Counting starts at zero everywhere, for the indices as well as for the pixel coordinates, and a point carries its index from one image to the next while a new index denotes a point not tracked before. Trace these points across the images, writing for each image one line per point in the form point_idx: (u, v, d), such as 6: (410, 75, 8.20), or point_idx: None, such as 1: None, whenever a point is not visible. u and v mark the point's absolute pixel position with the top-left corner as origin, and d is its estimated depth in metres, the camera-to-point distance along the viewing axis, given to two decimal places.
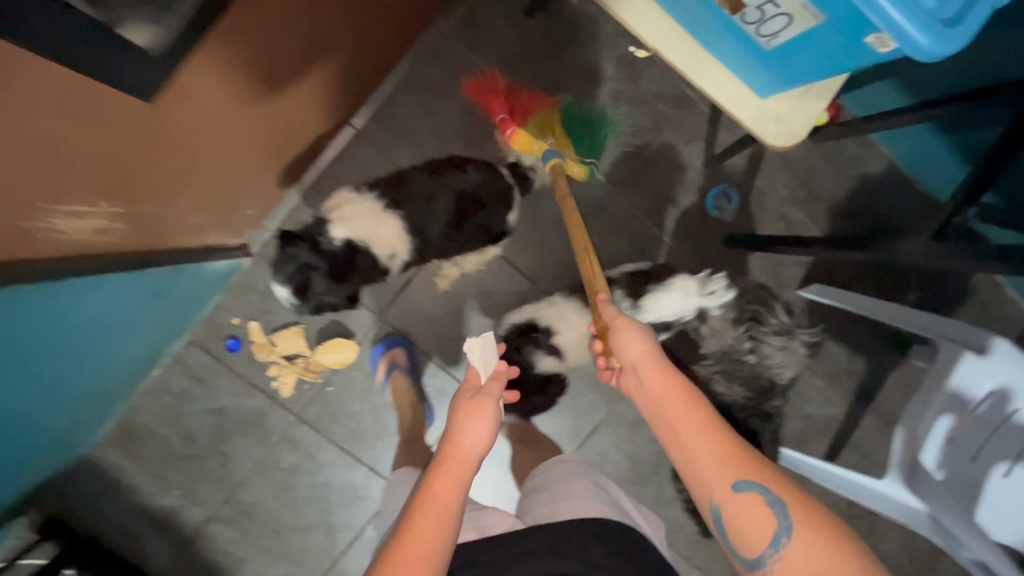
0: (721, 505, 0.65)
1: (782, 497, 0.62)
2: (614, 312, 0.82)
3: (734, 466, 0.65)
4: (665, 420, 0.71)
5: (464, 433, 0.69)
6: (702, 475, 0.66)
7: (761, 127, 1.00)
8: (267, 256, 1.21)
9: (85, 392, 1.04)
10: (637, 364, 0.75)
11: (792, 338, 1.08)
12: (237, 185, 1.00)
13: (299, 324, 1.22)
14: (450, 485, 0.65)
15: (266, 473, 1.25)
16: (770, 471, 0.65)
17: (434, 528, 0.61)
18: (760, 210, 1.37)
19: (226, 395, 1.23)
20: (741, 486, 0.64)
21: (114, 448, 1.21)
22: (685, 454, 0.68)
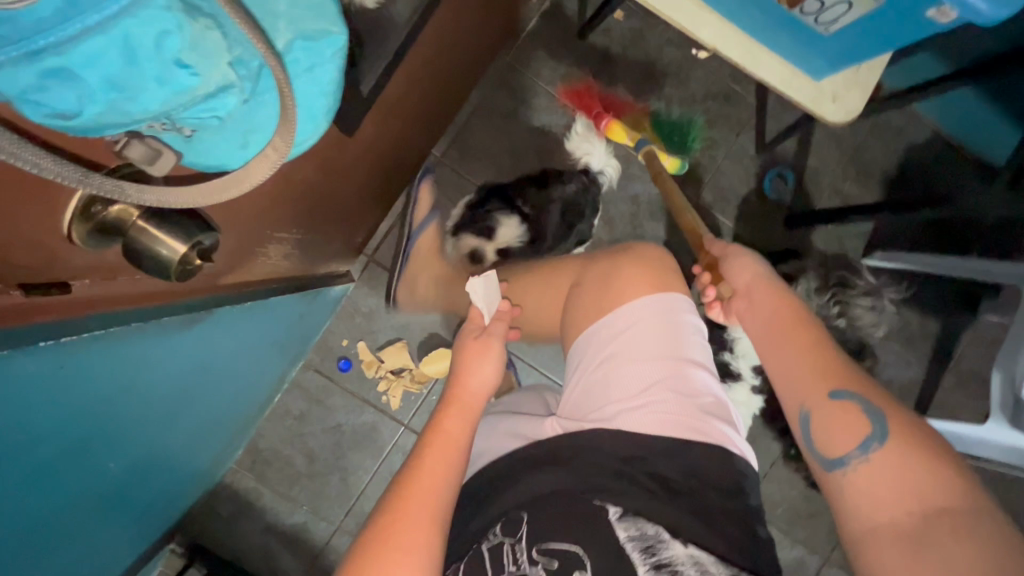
0: (814, 410, 0.73)
1: (875, 408, 0.70)
2: (727, 245, 0.92)
3: (837, 379, 0.74)
4: (768, 335, 0.81)
5: (471, 374, 0.77)
6: (801, 380, 0.75)
7: (820, 107, 1.08)
8: (368, 281, 1.32)
9: (227, 418, 1.13)
10: (752, 289, 0.86)
11: (878, 299, 1.15)
12: (364, 213, 1.09)
13: (401, 340, 1.32)
14: (459, 422, 0.71)
15: (383, 484, 1.33)
16: (870, 390, 0.73)
17: (440, 460, 0.67)
18: (816, 188, 1.44)
19: (342, 413, 1.32)
20: (838, 395, 0.73)
21: (245, 472, 1.31)
22: (789, 363, 0.77)
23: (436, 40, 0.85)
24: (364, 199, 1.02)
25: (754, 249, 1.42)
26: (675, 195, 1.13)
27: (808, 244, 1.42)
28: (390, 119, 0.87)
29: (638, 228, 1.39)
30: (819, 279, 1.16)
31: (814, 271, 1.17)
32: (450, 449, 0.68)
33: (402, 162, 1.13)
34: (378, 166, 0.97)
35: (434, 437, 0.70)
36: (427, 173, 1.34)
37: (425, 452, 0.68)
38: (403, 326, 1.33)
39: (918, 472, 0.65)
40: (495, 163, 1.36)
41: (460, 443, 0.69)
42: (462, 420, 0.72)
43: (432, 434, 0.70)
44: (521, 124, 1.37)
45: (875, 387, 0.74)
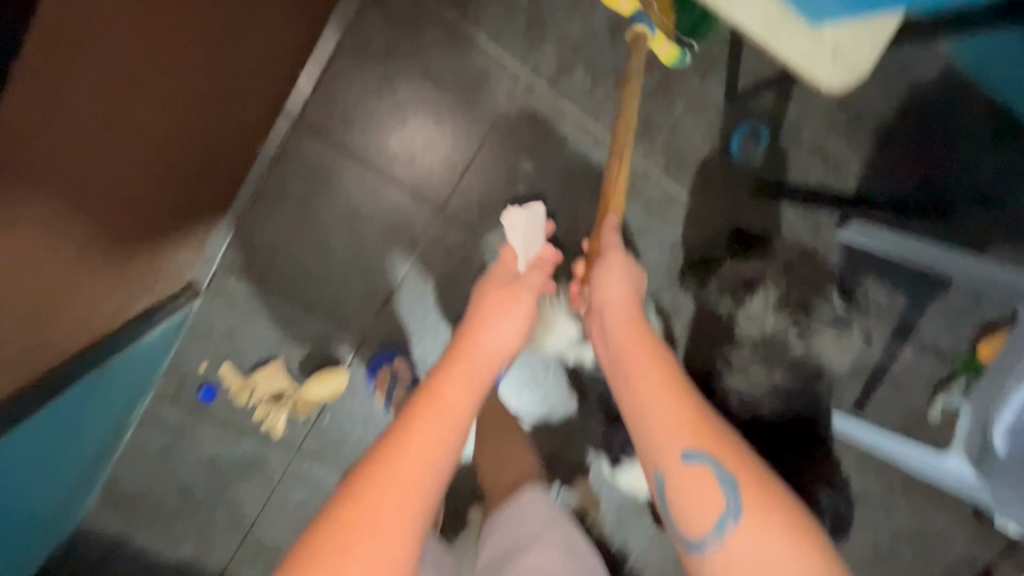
0: (666, 475, 0.51)
1: (735, 476, 0.49)
2: (609, 240, 0.72)
3: (690, 427, 0.51)
4: (620, 373, 0.58)
5: (485, 327, 0.59)
6: (648, 436, 0.52)
7: (814, 66, 0.77)
8: (222, 291, 1.03)
9: (52, 493, 0.90)
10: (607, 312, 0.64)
11: (847, 329, 0.95)
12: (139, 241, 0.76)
13: (277, 358, 1.07)
14: (462, 388, 0.52)
15: (276, 512, 1.16)
16: (732, 444, 0.50)
17: (433, 440, 0.48)
18: (794, 145, 1.15)
19: (214, 444, 1.11)
20: (691, 455, 0.50)
21: (109, 512, 1.11)
22: (642, 409, 0.53)
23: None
24: (144, 204, 0.72)
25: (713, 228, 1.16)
26: (624, 131, 0.84)
27: (777, 220, 1.17)
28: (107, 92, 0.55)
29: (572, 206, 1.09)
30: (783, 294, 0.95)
31: (781, 286, 0.96)
32: (449, 425, 0.49)
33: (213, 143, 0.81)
34: (144, 159, 0.66)
35: (427, 403, 0.50)
36: (279, 149, 0.99)
37: (417, 421, 0.48)
38: (276, 342, 1.07)
39: (792, 574, 0.44)
40: (378, 126, 1.01)
41: (462, 420, 0.50)
42: (468, 384, 0.52)
43: (430, 396, 0.50)
44: (411, 69, 1.00)
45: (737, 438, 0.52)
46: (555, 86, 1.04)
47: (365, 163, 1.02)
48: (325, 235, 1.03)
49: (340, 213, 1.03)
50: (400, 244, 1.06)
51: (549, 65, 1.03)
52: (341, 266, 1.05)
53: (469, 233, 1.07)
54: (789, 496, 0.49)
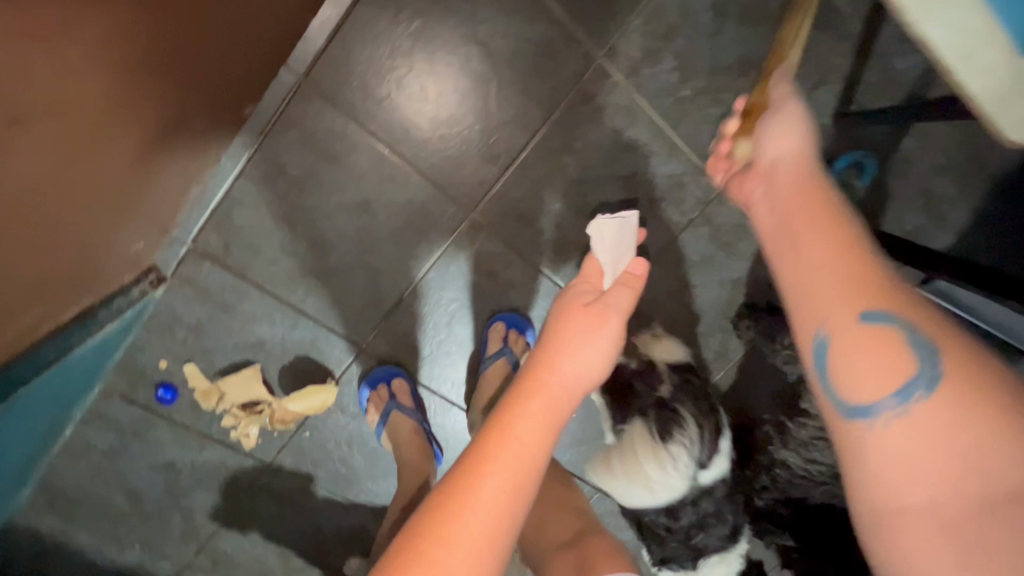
0: (834, 336, 0.42)
1: (934, 341, 0.39)
2: (788, 96, 0.58)
3: (878, 291, 0.42)
4: (782, 223, 0.50)
5: (567, 350, 0.49)
6: (814, 293, 0.44)
7: (1000, 108, 0.51)
8: (192, 279, 0.83)
9: None
10: (775, 170, 0.54)
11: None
12: (88, 239, 0.60)
13: (253, 364, 0.90)
14: (538, 427, 0.44)
15: (241, 524, 1.03)
16: (933, 317, 0.41)
17: (508, 485, 0.41)
18: (899, 184, 0.95)
19: (172, 448, 0.95)
20: (873, 317, 0.41)
21: (45, 509, 0.96)
22: (813, 266, 0.45)
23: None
24: (103, 205, 0.59)
25: None
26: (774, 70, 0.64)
27: None
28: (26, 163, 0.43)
29: None
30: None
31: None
32: (526, 468, 0.42)
33: (158, 178, 0.66)
34: (96, 140, 0.51)
35: (499, 440, 0.43)
36: (280, 107, 0.77)
37: (490, 458, 0.42)
38: (254, 345, 0.89)
39: (987, 439, 0.35)
40: (406, 99, 0.79)
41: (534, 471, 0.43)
42: (545, 424, 0.45)
43: (500, 439, 0.43)
44: (454, 29, 0.77)
45: (937, 312, 0.42)
46: (634, 76, 0.82)
47: (385, 144, 0.81)
48: (325, 228, 0.83)
49: (346, 202, 0.83)
50: (414, 248, 0.87)
51: (630, 48, 0.81)
52: (341, 266, 0.86)
53: (501, 244, 0.88)
54: (1005, 378, 0.38)
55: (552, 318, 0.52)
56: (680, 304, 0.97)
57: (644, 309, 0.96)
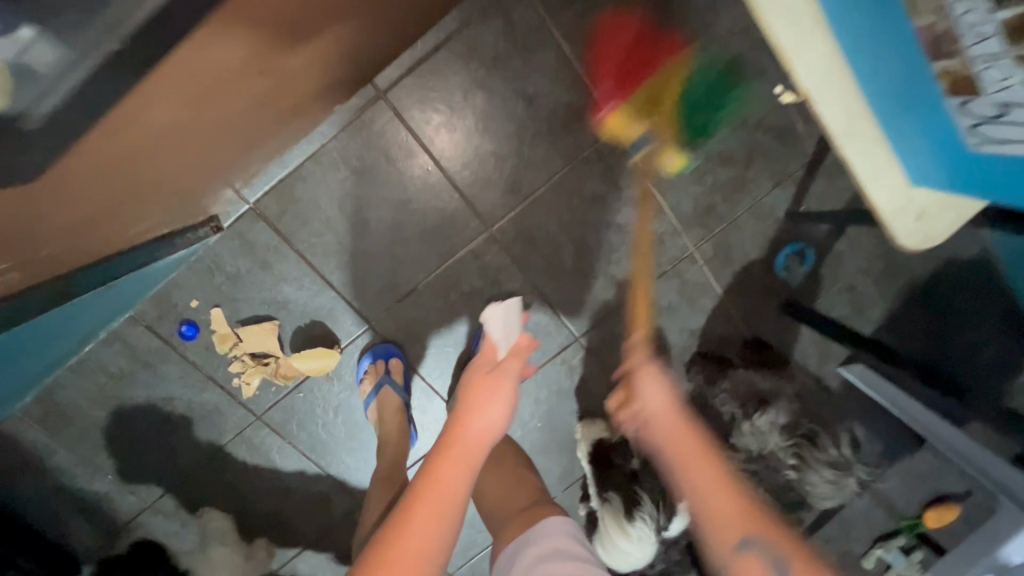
0: (725, 564, 0.56)
1: (785, 559, 0.54)
2: (641, 364, 0.70)
3: (743, 520, 0.57)
4: (676, 461, 0.62)
5: (476, 413, 0.70)
6: (710, 520, 0.58)
7: (896, 221, 0.79)
8: (242, 234, 0.96)
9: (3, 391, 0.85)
10: (654, 408, 0.66)
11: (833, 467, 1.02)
12: (220, 167, 0.84)
13: (273, 320, 1.01)
14: (457, 473, 0.63)
15: (216, 471, 1.10)
16: (786, 536, 0.56)
17: (433, 529, 0.58)
18: (830, 277, 1.17)
19: (175, 385, 1.03)
20: (745, 544, 0.55)
21: (34, 423, 1.01)
22: (706, 508, 0.58)
23: (249, 17, 0.62)
24: (256, 145, 0.86)
25: (733, 329, 1.17)
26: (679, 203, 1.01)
27: (792, 341, 1.19)
28: (188, 126, 0.69)
29: (612, 266, 1.08)
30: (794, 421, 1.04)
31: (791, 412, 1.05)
32: (445, 508, 0.60)
33: (272, 143, 0.90)
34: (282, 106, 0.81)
35: (428, 492, 0.61)
36: (357, 111, 0.95)
37: (419, 503, 0.60)
38: (277, 303, 1.01)
39: None
40: (457, 129, 0.98)
41: (455, 505, 0.61)
42: (462, 462, 0.65)
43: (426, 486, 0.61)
44: (506, 83, 0.97)
45: (789, 532, 0.57)
46: (638, 148, 1.02)
47: (432, 159, 0.99)
48: (366, 215, 0.99)
49: (388, 199, 0.99)
50: (435, 248, 1.03)
51: None
52: (371, 250, 1.01)
53: (508, 259, 1.05)
54: None
55: (464, 393, 0.75)
56: (645, 339, 1.14)
57: (614, 338, 1.13)
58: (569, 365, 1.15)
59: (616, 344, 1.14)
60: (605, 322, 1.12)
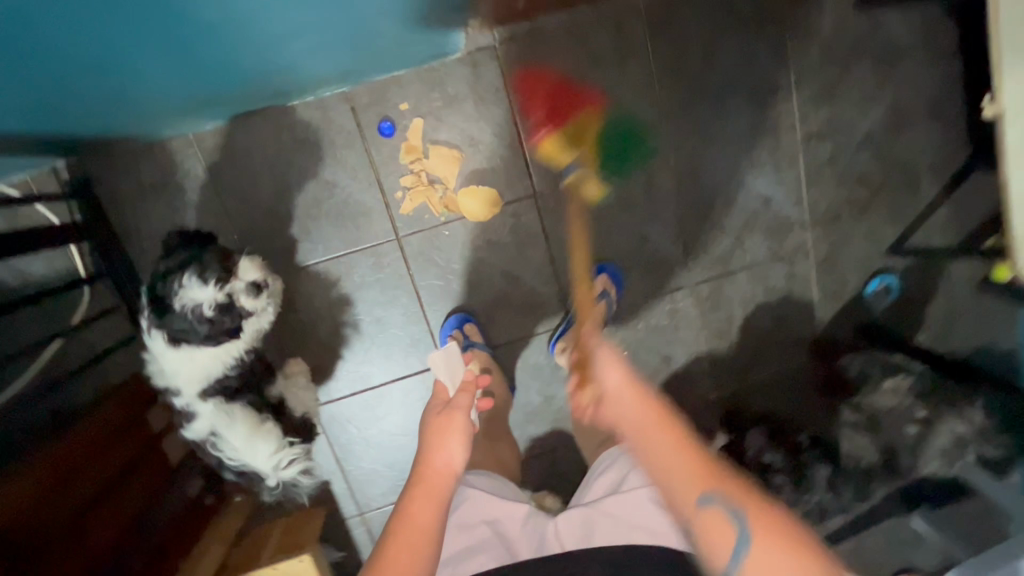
0: (690, 519, 0.62)
1: (745, 507, 0.59)
2: (601, 349, 0.81)
3: (704, 479, 0.62)
4: (643, 448, 0.68)
5: (437, 449, 0.70)
6: (672, 485, 0.64)
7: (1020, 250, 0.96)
8: (476, 67, 1.06)
9: (240, 80, 0.89)
10: (620, 394, 0.74)
11: (960, 450, 1.07)
12: None
13: (460, 153, 1.09)
14: (428, 511, 0.64)
15: (334, 273, 1.11)
16: (741, 488, 0.62)
17: (408, 561, 0.60)
18: (903, 320, 1.33)
19: (345, 172, 1.06)
20: (705, 500, 0.61)
21: (199, 151, 1.03)
22: (657, 470, 0.66)
23: None
24: None
25: (812, 331, 1.31)
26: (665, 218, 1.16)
27: None
28: None
29: (746, 230, 1.22)
30: (918, 383, 1.13)
31: (912, 381, 1.14)
32: (421, 544, 0.61)
33: None
34: None
35: (400, 528, 0.63)
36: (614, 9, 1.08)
37: (394, 543, 0.62)
38: (472, 138, 1.08)
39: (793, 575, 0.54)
40: (680, 60, 1.12)
41: (428, 540, 0.62)
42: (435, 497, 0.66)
43: (398, 526, 0.63)
44: (733, 42, 1.13)
45: (744, 480, 0.63)
46: (805, 142, 1.19)
47: (650, 75, 1.12)
48: (579, 99, 1.10)
49: (599, 94, 1.11)
50: (617, 151, 1.14)
51: (813, 123, 1.19)
52: (567, 129, 1.11)
53: (670, 188, 1.17)
54: (783, 516, 0.59)
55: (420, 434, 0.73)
56: (741, 309, 1.27)
57: (718, 297, 1.26)
58: (674, 307, 1.24)
59: (718, 303, 1.26)
60: (718, 278, 1.24)
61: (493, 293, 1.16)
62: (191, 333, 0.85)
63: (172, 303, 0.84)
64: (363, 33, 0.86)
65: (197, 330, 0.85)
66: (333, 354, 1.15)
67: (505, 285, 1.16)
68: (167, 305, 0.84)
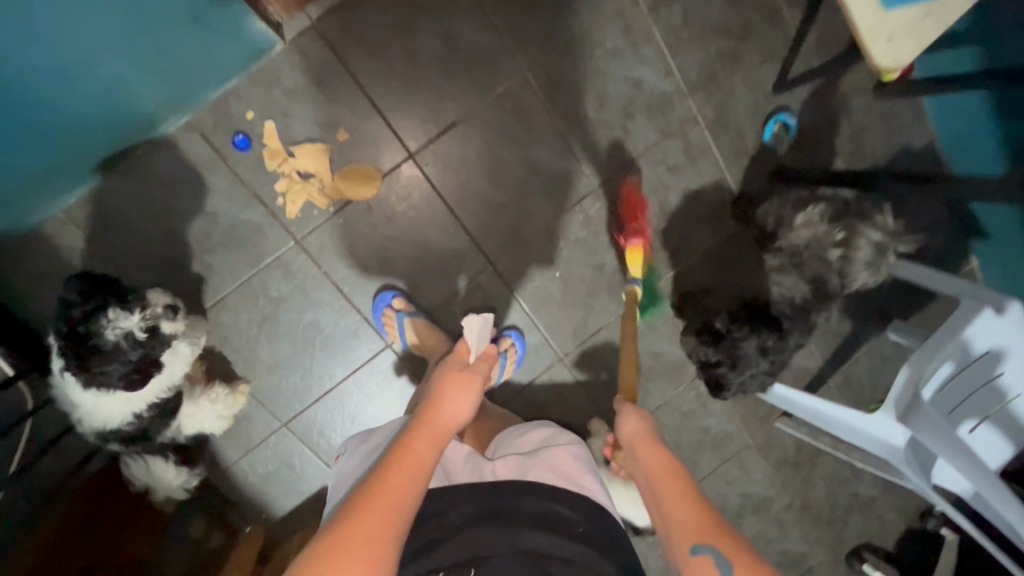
0: (677, 562, 0.70)
1: (732, 561, 0.67)
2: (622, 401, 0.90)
3: (700, 532, 0.70)
4: (655, 495, 0.77)
5: (450, 400, 0.80)
6: (671, 529, 0.72)
7: (871, 41, 0.97)
8: (304, 51, 1.06)
9: (78, 128, 0.91)
10: (635, 435, 0.83)
11: (882, 256, 1.08)
12: None
13: (323, 142, 1.09)
14: (427, 445, 0.74)
15: (249, 295, 1.13)
16: (737, 544, 0.68)
17: (402, 483, 0.69)
18: (811, 151, 1.33)
19: (221, 198, 1.07)
20: (699, 549, 0.69)
21: (77, 227, 1.04)
22: (662, 517, 0.74)
23: None
24: None
25: (728, 193, 1.32)
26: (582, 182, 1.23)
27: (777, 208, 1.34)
28: None
29: (628, 118, 1.22)
30: (826, 209, 1.08)
31: (825, 207, 1.09)
32: (415, 472, 0.71)
33: None
34: None
35: (400, 457, 0.72)
36: None
37: (392, 470, 0.70)
38: (328, 122, 1.08)
39: None
40: None
41: (423, 470, 0.72)
42: (434, 440, 0.75)
43: (398, 452, 0.72)
44: None
45: (738, 536, 0.70)
46: (653, 13, 1.19)
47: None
48: (415, 47, 1.09)
49: (434, 34, 1.10)
50: (472, 85, 1.13)
51: None
52: (415, 81, 1.11)
53: (539, 103, 1.17)
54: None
55: (437, 381, 0.84)
56: (653, 195, 1.28)
57: (628, 193, 1.27)
58: (588, 216, 1.26)
59: (628, 197, 1.27)
60: (619, 175, 1.25)
61: (410, 262, 1.19)
62: (116, 361, 0.87)
63: (97, 338, 0.85)
64: (166, 41, 0.87)
65: (127, 360, 0.88)
66: (282, 370, 1.19)
67: (417, 250, 1.18)
68: (85, 342, 0.85)
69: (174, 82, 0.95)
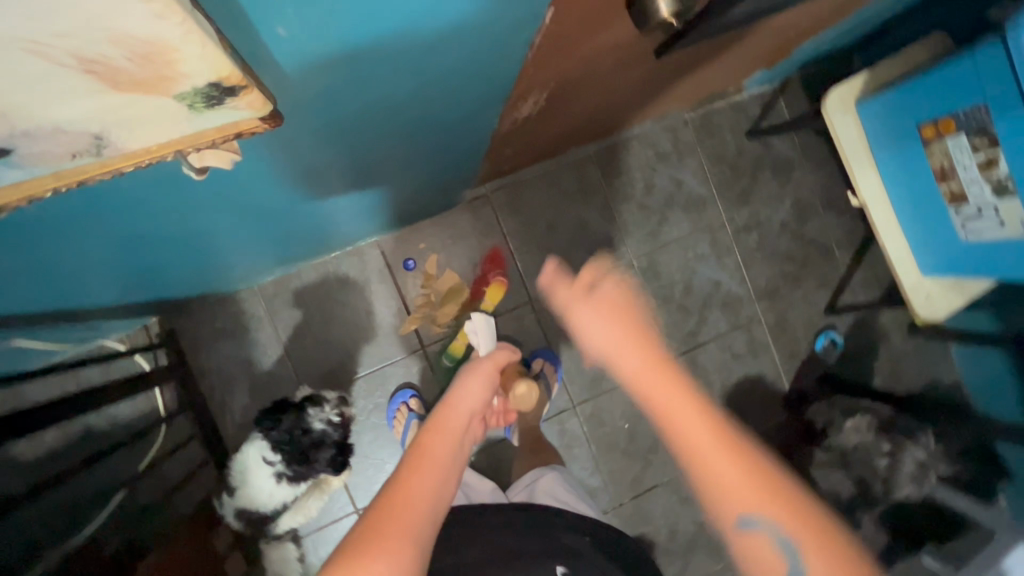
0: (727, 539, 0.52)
1: (798, 536, 0.49)
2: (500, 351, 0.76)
3: (755, 495, 0.50)
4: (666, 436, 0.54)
5: (461, 390, 0.69)
6: (708, 494, 0.51)
7: (914, 297, 1.25)
8: (473, 212, 1.38)
9: (305, 237, 1.05)
10: (612, 356, 0.56)
11: (924, 473, 1.23)
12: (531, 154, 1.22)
13: (467, 276, 1.37)
14: (444, 441, 0.61)
15: (371, 384, 1.32)
16: (799, 505, 0.50)
17: (426, 473, 0.57)
18: (854, 365, 1.55)
19: (378, 301, 1.33)
20: (748, 522, 0.50)
21: (260, 299, 1.28)
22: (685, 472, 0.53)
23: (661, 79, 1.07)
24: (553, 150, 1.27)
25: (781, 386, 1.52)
26: None
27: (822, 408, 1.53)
28: (594, 115, 1.09)
29: (705, 308, 1.49)
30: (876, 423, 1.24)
31: (872, 419, 1.31)
32: (439, 470, 0.58)
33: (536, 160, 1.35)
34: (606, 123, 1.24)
35: (418, 461, 0.58)
36: (572, 158, 1.44)
37: (406, 465, 0.58)
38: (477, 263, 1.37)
39: None
40: (626, 188, 1.46)
41: (448, 466, 0.59)
42: (453, 442, 0.62)
43: (412, 449, 0.59)
44: (663, 172, 1.48)
45: (802, 495, 0.51)
46: (735, 235, 1.52)
47: (605, 202, 1.45)
48: (554, 225, 1.42)
49: (571, 220, 1.43)
50: (589, 259, 1.43)
51: (737, 221, 1.52)
52: (548, 248, 1.41)
53: (637, 283, 1.45)
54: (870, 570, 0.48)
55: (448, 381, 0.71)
56: (718, 375, 1.49)
57: (696, 368, 1.48)
58: None
59: (697, 372, 1.47)
60: (691, 351, 1.48)
61: None
62: (325, 456, 1.06)
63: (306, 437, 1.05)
64: (397, 190, 1.00)
65: (330, 449, 1.06)
66: (373, 459, 1.31)
67: None
68: (304, 444, 1.04)
69: (386, 208, 1.09)
